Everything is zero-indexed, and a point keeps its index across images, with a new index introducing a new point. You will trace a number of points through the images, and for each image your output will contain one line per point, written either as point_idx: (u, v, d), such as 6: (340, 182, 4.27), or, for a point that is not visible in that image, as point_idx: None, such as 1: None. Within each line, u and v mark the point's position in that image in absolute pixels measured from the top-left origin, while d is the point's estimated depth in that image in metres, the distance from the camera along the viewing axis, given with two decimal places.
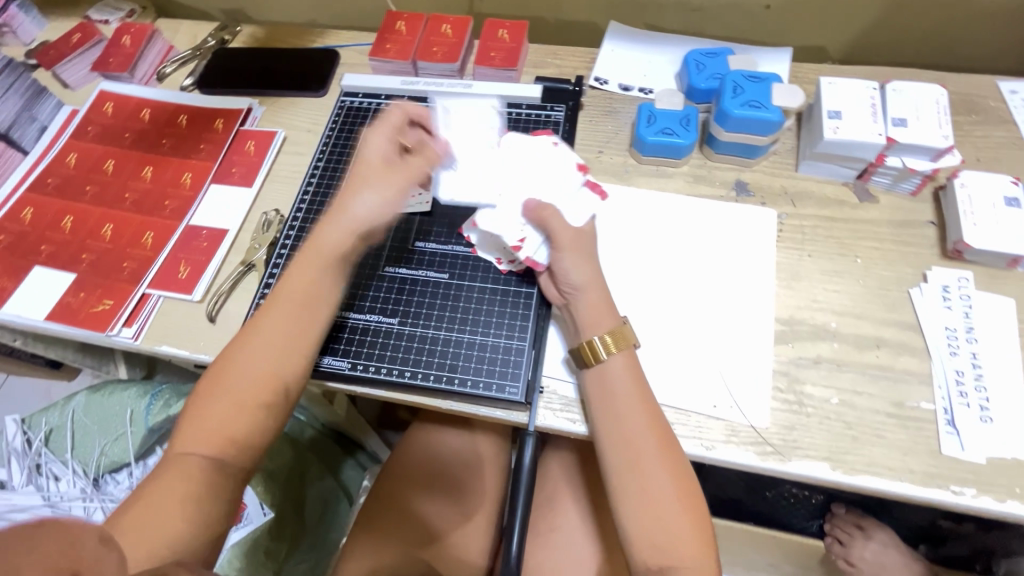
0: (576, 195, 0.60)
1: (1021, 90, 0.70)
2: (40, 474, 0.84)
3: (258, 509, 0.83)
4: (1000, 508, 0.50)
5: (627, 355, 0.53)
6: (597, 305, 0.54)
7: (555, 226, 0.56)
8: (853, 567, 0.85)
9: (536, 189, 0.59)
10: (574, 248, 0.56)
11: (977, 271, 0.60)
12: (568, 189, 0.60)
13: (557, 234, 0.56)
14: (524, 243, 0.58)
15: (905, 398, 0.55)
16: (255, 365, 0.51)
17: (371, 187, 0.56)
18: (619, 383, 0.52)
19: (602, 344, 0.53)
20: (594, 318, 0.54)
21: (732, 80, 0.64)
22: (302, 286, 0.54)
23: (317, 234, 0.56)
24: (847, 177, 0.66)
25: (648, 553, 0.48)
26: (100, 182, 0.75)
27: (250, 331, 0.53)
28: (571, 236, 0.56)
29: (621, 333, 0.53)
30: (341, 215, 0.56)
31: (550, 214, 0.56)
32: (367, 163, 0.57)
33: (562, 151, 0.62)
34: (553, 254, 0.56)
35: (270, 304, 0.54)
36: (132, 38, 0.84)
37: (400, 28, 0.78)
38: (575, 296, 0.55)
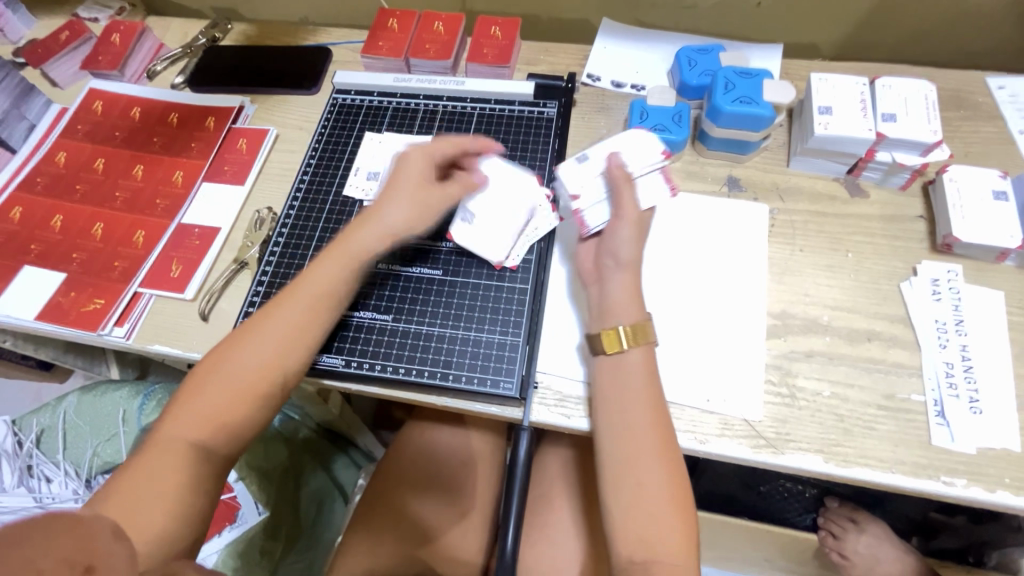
0: (648, 175, 0.59)
1: (1009, 86, 0.70)
2: (32, 475, 0.83)
3: (253, 508, 0.81)
4: (990, 498, 0.50)
5: (645, 352, 0.53)
6: (632, 288, 0.54)
7: (626, 196, 0.56)
8: (846, 560, 0.86)
9: (623, 157, 0.60)
10: (635, 223, 0.56)
11: (966, 265, 0.61)
12: (644, 167, 0.59)
13: (625, 204, 0.56)
14: (580, 198, 0.59)
15: (896, 391, 0.55)
16: (259, 353, 0.51)
17: (410, 205, 0.57)
18: (634, 378, 0.52)
19: (623, 334, 0.53)
20: (625, 301, 0.54)
21: (724, 76, 0.65)
22: (324, 282, 0.54)
23: (349, 233, 0.57)
24: (838, 173, 0.67)
25: (632, 548, 0.48)
26: (90, 181, 0.74)
27: (260, 320, 0.53)
28: (637, 211, 0.56)
29: (642, 328, 0.53)
30: (379, 226, 0.56)
31: (626, 185, 0.56)
32: (406, 177, 0.58)
33: (654, 138, 0.61)
34: (613, 221, 0.56)
35: (286, 295, 0.54)
36: (122, 35, 0.83)
37: (392, 25, 0.78)
38: (614, 270, 0.55)
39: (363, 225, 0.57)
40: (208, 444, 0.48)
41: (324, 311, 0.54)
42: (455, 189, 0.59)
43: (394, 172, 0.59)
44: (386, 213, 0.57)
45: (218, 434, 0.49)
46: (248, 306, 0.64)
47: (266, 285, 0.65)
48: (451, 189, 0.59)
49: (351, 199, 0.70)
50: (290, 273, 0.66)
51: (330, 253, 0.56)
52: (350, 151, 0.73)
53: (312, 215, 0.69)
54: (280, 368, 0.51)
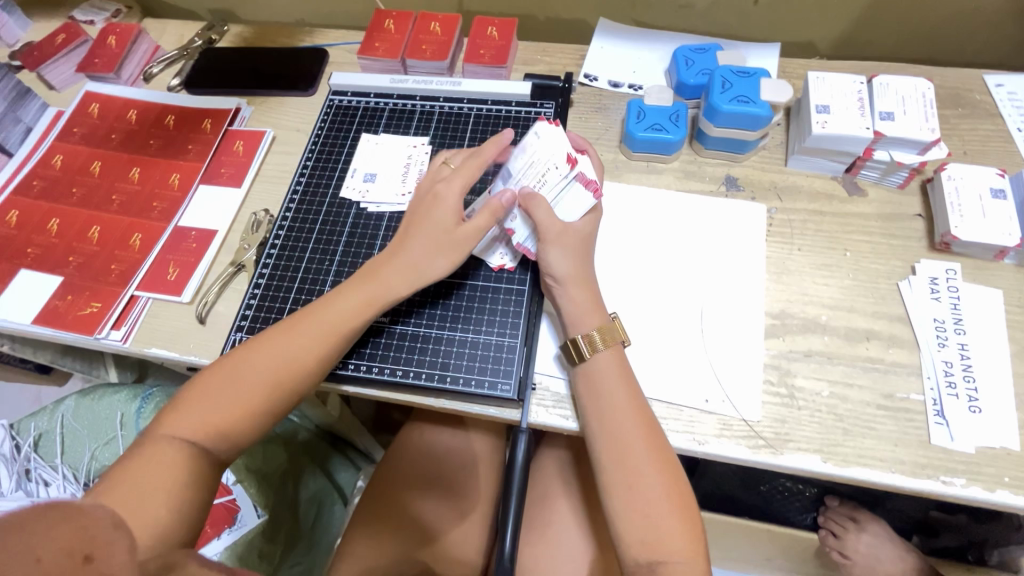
0: (566, 190, 0.55)
1: (1006, 83, 0.70)
2: (29, 479, 0.82)
3: (252, 512, 0.81)
4: (990, 498, 0.50)
5: (614, 352, 0.54)
6: (580, 298, 0.55)
7: (541, 220, 0.55)
8: (847, 559, 0.85)
9: (531, 176, 0.56)
10: (558, 240, 0.55)
11: (964, 263, 0.60)
12: (556, 185, 0.55)
13: (541, 226, 0.55)
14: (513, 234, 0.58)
15: (895, 390, 0.55)
16: (259, 369, 0.51)
17: (442, 249, 0.55)
18: (609, 380, 0.52)
19: (587, 340, 0.53)
20: (578, 314, 0.55)
21: (721, 75, 0.64)
22: (337, 317, 0.54)
23: (376, 274, 0.55)
24: (836, 172, 0.66)
25: (636, 549, 0.48)
26: (87, 184, 0.74)
27: (267, 342, 0.52)
28: (558, 226, 0.55)
29: (607, 329, 0.54)
30: (405, 267, 0.55)
31: (537, 206, 0.55)
32: (439, 218, 0.56)
33: (561, 139, 0.55)
34: (539, 245, 0.56)
35: (297, 321, 0.54)
36: (117, 38, 0.83)
37: (389, 27, 0.78)
38: (559, 289, 0.56)
39: (388, 263, 0.56)
40: (207, 446, 0.49)
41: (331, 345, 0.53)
42: (482, 221, 0.55)
43: (425, 210, 0.57)
44: (410, 253, 0.55)
45: (217, 439, 0.49)
46: (245, 309, 0.64)
47: (262, 288, 0.65)
48: (480, 220, 0.55)
49: (348, 201, 0.69)
50: (287, 276, 0.65)
51: (351, 285, 0.55)
52: (347, 153, 0.73)
53: (309, 218, 0.69)
54: (274, 384, 0.51)
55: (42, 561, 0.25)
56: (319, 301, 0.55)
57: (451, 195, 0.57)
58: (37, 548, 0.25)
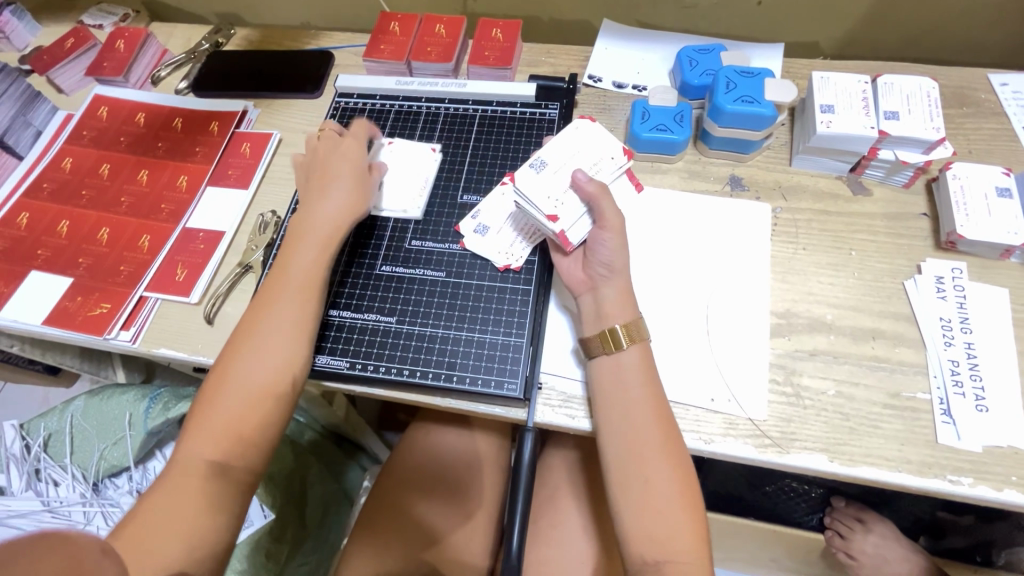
0: (615, 181, 0.60)
1: (1011, 82, 0.70)
2: (39, 479, 0.84)
3: (259, 511, 0.79)
4: (997, 497, 0.50)
5: (640, 351, 0.53)
6: (624, 292, 0.55)
7: (606, 208, 0.56)
8: (853, 559, 0.85)
9: (587, 164, 0.59)
10: (617, 232, 0.56)
11: (970, 262, 0.60)
12: (610, 174, 0.59)
13: (604, 215, 0.56)
14: (558, 217, 0.56)
15: (901, 389, 0.55)
16: (256, 359, 0.52)
17: (342, 194, 0.60)
18: (628, 377, 0.52)
19: (626, 330, 0.53)
20: (617, 306, 0.54)
21: (725, 75, 0.65)
22: (304, 267, 0.57)
23: (309, 214, 0.59)
24: (840, 171, 0.66)
25: (644, 547, 0.48)
26: (96, 186, 0.75)
27: (253, 324, 0.54)
28: (618, 221, 0.56)
29: (637, 326, 0.54)
30: (316, 215, 0.59)
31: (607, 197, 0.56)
32: (338, 171, 0.61)
33: (604, 134, 0.61)
34: (596, 232, 0.56)
35: (272, 300, 0.55)
36: (126, 42, 0.84)
37: (394, 29, 0.78)
38: (605, 279, 0.55)
39: (304, 217, 0.59)
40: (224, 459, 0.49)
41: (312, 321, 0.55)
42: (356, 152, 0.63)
43: (323, 165, 0.62)
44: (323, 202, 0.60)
45: (234, 450, 0.49)
46: None
47: None
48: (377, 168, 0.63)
49: None
50: None
51: (291, 249, 0.58)
52: None
53: None
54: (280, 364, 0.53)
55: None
56: (277, 269, 0.57)
57: (350, 151, 0.63)
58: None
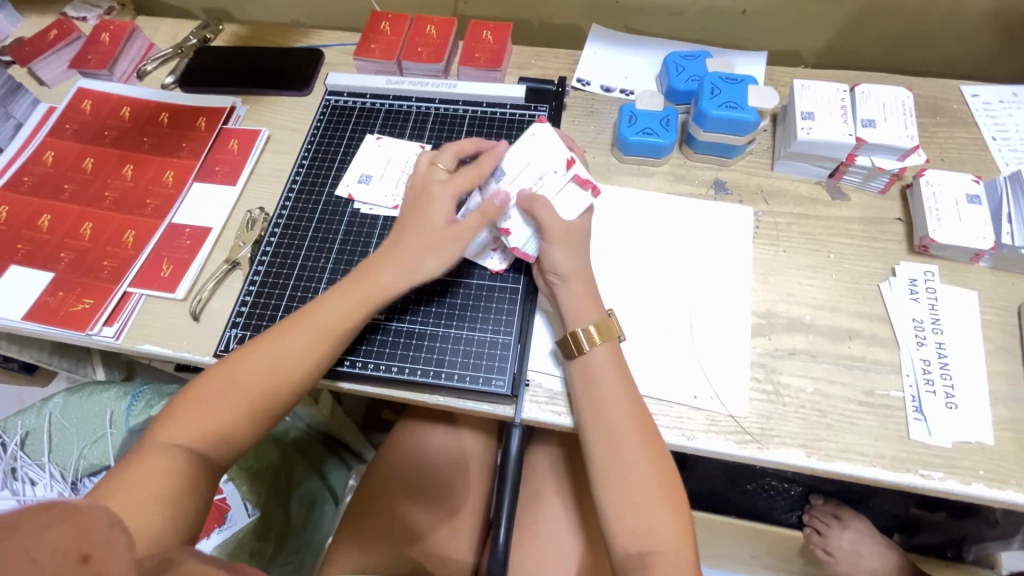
0: (564, 190, 0.58)
1: (982, 93, 0.73)
2: (15, 478, 0.81)
3: (243, 510, 0.80)
4: (966, 490, 0.52)
5: (610, 347, 0.54)
6: (582, 294, 0.56)
7: (546, 218, 0.56)
8: (831, 556, 0.88)
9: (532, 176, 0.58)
10: (564, 240, 0.56)
11: (942, 265, 0.63)
12: (554, 186, 0.58)
13: (546, 226, 0.56)
14: (511, 234, 0.59)
15: (876, 387, 0.57)
16: (258, 370, 0.51)
17: (431, 247, 0.55)
18: (603, 373, 0.54)
19: (583, 338, 0.54)
20: (577, 309, 0.56)
21: (710, 81, 0.66)
22: (336, 319, 0.54)
23: (371, 272, 0.55)
24: (820, 177, 0.68)
25: (626, 541, 0.49)
26: (79, 180, 0.74)
27: (270, 345, 0.52)
28: (563, 228, 0.57)
29: (605, 325, 0.55)
30: (400, 266, 0.55)
31: (541, 208, 0.56)
32: (429, 218, 0.56)
33: (556, 141, 0.59)
34: (542, 245, 0.57)
35: (296, 320, 0.54)
36: (111, 35, 0.83)
37: (384, 29, 0.79)
38: (559, 284, 0.57)
39: (383, 261, 0.56)
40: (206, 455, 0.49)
41: (329, 342, 0.54)
42: (473, 222, 0.55)
43: (417, 206, 0.58)
44: (405, 253, 0.55)
45: (215, 443, 0.50)
46: (239, 306, 0.64)
47: (258, 285, 0.65)
48: (469, 222, 0.55)
49: (343, 199, 0.70)
50: (283, 273, 0.66)
51: (346, 285, 0.56)
52: (342, 154, 0.74)
53: (305, 215, 0.70)
54: (273, 384, 0.51)
55: (39, 562, 0.26)
56: (315, 300, 0.56)
57: (445, 195, 0.57)
58: (32, 550, 0.26)
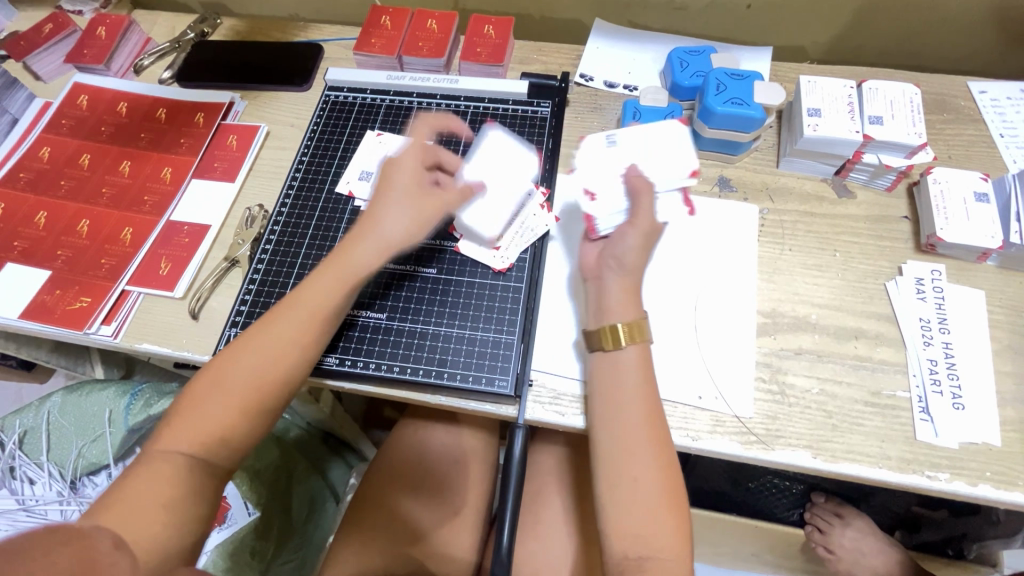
0: (669, 191, 0.59)
1: (990, 90, 0.72)
2: (13, 477, 0.81)
3: (243, 509, 0.81)
4: (972, 491, 0.52)
5: (640, 349, 0.53)
6: (629, 291, 0.54)
7: (644, 205, 0.55)
8: (833, 554, 0.88)
9: (645, 161, 0.60)
10: (643, 235, 0.54)
11: (948, 264, 0.62)
12: (664, 180, 0.59)
13: (640, 212, 0.54)
14: (595, 198, 0.58)
15: (882, 388, 0.57)
16: (255, 365, 0.50)
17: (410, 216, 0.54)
18: (628, 374, 0.52)
19: (620, 331, 0.52)
20: (620, 303, 0.53)
21: (716, 77, 0.65)
22: (318, 301, 0.53)
23: (349, 248, 0.54)
24: (826, 174, 0.68)
25: (627, 544, 0.48)
26: (75, 177, 0.73)
27: (264, 338, 0.51)
28: (650, 224, 0.54)
29: (639, 324, 0.53)
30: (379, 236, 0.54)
31: (643, 194, 0.55)
32: (399, 183, 0.55)
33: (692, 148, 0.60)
34: (622, 227, 0.55)
35: (288, 310, 0.53)
36: (107, 30, 0.82)
37: (385, 23, 0.78)
38: (614, 271, 0.54)
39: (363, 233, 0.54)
40: (208, 458, 0.48)
41: (318, 329, 0.53)
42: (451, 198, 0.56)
43: (386, 171, 0.56)
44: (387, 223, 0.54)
45: (216, 448, 0.48)
46: (239, 305, 0.63)
47: (258, 283, 0.65)
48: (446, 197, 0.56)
49: (343, 197, 0.69)
50: (283, 271, 0.65)
51: (326, 266, 0.54)
52: (343, 150, 0.73)
53: (305, 212, 0.69)
54: (272, 382, 0.51)
55: None
56: (301, 288, 0.54)
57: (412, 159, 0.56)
58: None
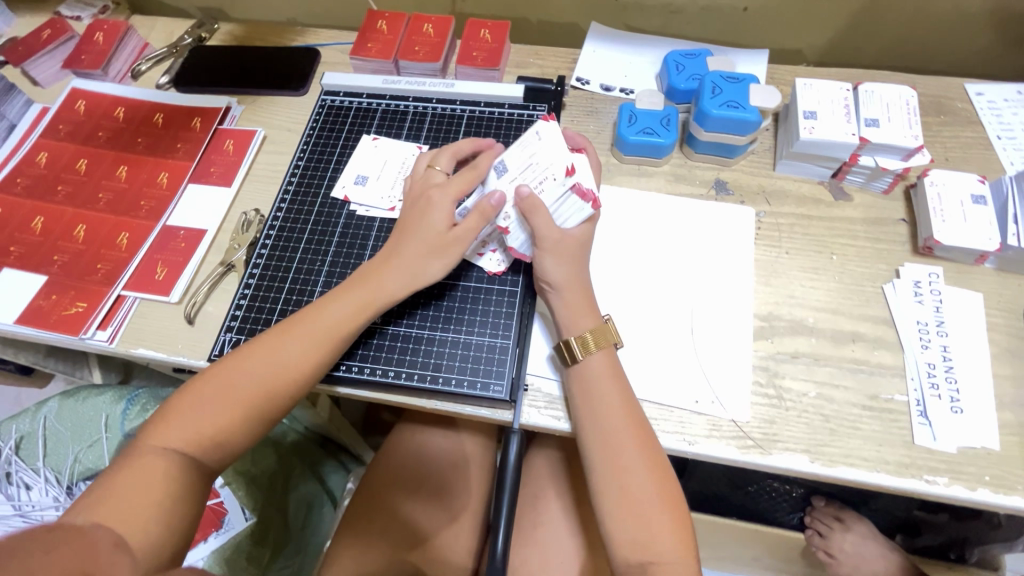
0: (563, 197, 0.55)
1: (987, 92, 0.72)
2: (10, 482, 0.82)
3: (239, 515, 0.82)
4: (971, 496, 0.51)
5: (606, 354, 0.54)
6: (575, 303, 0.55)
7: (539, 225, 0.55)
8: (834, 558, 0.87)
9: (529, 176, 0.56)
10: (557, 249, 0.55)
11: (946, 267, 0.62)
12: (552, 192, 0.55)
13: (540, 234, 0.55)
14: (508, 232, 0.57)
15: (880, 391, 0.56)
16: (255, 373, 0.50)
17: (434, 252, 0.55)
18: (597, 383, 0.53)
19: (576, 345, 0.54)
20: (569, 317, 0.55)
21: (711, 81, 0.65)
22: (332, 321, 0.53)
23: (376, 279, 0.55)
24: (822, 177, 0.68)
25: (627, 550, 0.48)
26: (73, 182, 0.73)
27: (261, 348, 0.52)
28: (556, 236, 0.55)
29: (601, 331, 0.54)
30: (404, 270, 0.54)
31: (536, 214, 0.54)
32: (432, 223, 0.55)
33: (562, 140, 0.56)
34: (536, 252, 0.56)
35: (294, 323, 0.53)
36: (105, 35, 0.82)
37: (381, 27, 0.78)
38: (552, 293, 0.56)
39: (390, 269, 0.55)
40: (198, 460, 0.49)
41: (325, 343, 0.53)
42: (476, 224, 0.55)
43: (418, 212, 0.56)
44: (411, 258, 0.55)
45: (210, 449, 0.49)
46: (234, 309, 0.63)
47: (253, 288, 0.65)
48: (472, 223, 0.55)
49: (339, 201, 0.69)
50: (279, 275, 0.65)
51: (347, 288, 0.55)
52: (338, 155, 0.73)
53: (301, 217, 0.69)
54: (267, 388, 0.51)
55: None
56: (316, 304, 0.55)
57: (445, 199, 0.56)
58: None
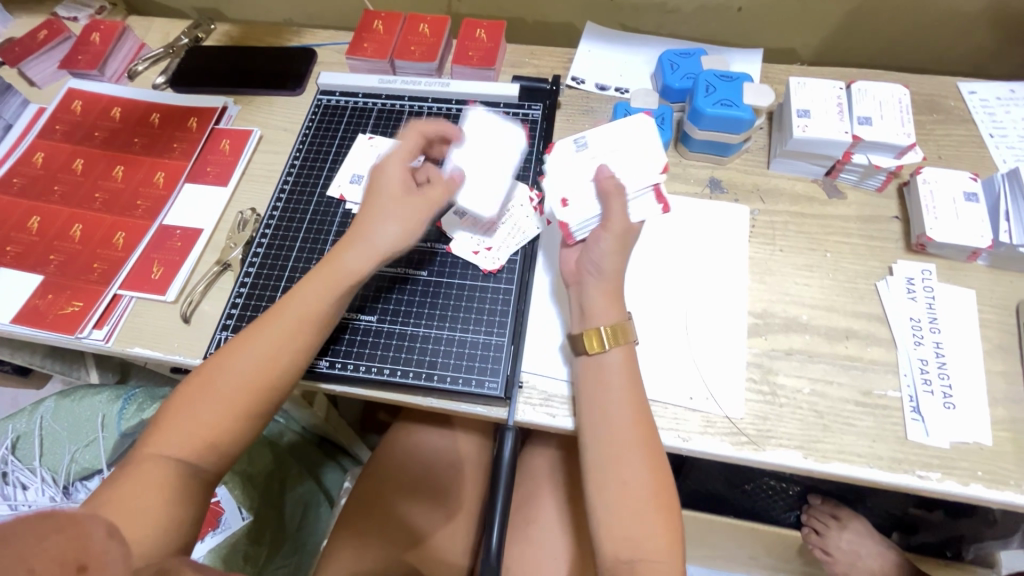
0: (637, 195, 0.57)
1: (979, 90, 0.72)
2: (7, 482, 0.81)
3: (237, 513, 0.79)
4: (963, 491, 0.52)
5: (624, 351, 0.53)
6: (611, 295, 0.54)
7: (615, 211, 0.54)
8: (830, 556, 0.87)
9: (616, 164, 0.57)
10: (618, 239, 0.54)
11: (939, 264, 0.62)
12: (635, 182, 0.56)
13: (612, 218, 0.54)
14: (569, 204, 0.57)
15: (874, 387, 0.57)
16: (245, 366, 0.51)
17: (386, 218, 0.55)
18: (614, 374, 0.52)
19: (604, 334, 0.53)
20: (603, 305, 0.54)
21: (705, 79, 0.66)
22: (307, 306, 0.53)
23: (336, 255, 0.55)
24: (816, 175, 0.68)
25: (621, 546, 0.48)
26: (69, 181, 0.73)
27: (251, 344, 0.52)
28: (624, 227, 0.54)
29: (621, 326, 0.53)
30: (360, 240, 0.54)
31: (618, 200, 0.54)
32: (385, 189, 0.56)
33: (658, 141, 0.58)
34: (596, 233, 0.55)
35: (274, 314, 0.53)
36: (101, 35, 0.82)
37: (377, 27, 0.78)
38: (594, 278, 0.55)
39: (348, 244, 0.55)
40: (198, 460, 0.48)
41: (307, 333, 0.53)
42: (433, 193, 0.56)
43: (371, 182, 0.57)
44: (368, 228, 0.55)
45: (205, 445, 0.49)
46: (230, 308, 0.63)
47: (249, 287, 0.65)
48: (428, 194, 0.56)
49: (335, 200, 0.70)
50: (274, 273, 0.65)
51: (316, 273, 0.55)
52: (334, 154, 0.73)
53: (296, 216, 0.69)
54: (260, 384, 0.51)
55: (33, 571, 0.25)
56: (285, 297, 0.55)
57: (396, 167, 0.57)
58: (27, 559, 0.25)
